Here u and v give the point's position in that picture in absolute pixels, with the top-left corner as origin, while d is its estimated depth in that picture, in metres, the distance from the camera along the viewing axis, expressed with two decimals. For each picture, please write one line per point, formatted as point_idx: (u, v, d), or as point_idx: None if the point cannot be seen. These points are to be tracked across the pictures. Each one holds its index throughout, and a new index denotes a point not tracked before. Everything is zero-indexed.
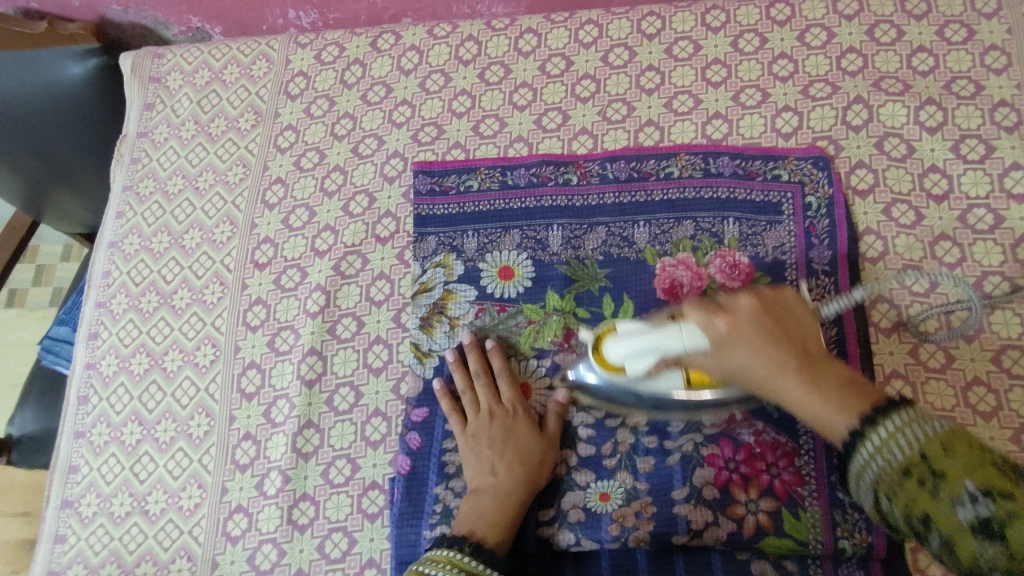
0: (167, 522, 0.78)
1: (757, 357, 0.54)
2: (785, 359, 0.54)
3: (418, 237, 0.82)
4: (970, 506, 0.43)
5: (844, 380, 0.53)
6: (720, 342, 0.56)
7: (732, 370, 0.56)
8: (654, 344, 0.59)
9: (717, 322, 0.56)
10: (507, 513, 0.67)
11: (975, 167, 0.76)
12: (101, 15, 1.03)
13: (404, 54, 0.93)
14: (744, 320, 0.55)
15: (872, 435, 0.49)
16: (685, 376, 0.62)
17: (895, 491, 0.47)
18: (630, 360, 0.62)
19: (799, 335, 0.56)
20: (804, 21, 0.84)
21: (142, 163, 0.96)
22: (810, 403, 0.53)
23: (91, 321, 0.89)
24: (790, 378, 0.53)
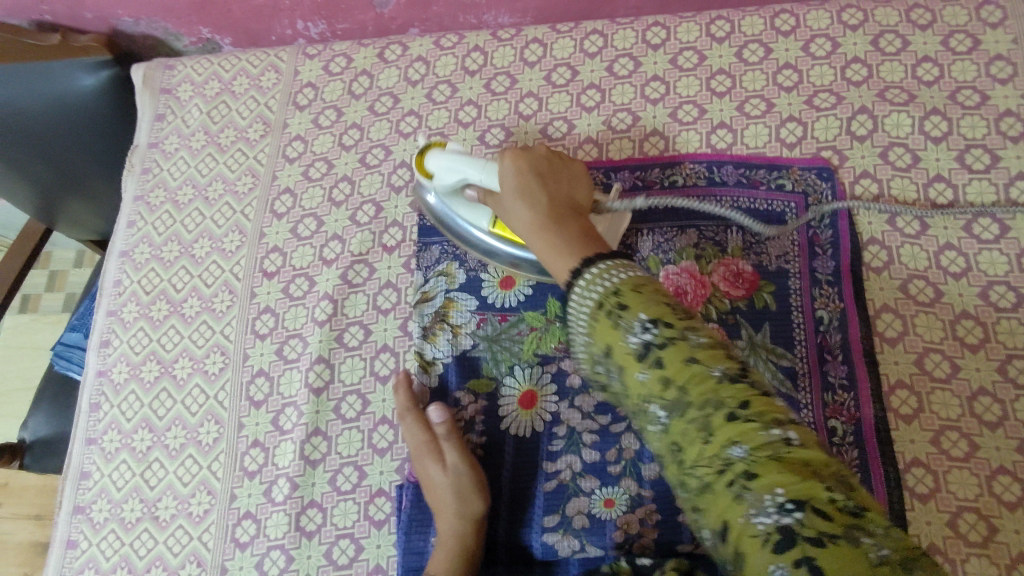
0: (177, 528, 0.79)
1: (518, 198, 0.64)
2: (540, 203, 0.63)
3: (422, 246, 0.84)
4: (640, 334, 0.48)
5: (582, 232, 0.60)
6: (503, 187, 0.66)
7: (509, 219, 0.66)
8: (463, 172, 0.71)
9: (505, 159, 0.67)
10: (455, 548, 0.68)
11: (980, 177, 0.76)
12: (114, 26, 1.04)
13: (411, 65, 0.94)
14: (525, 166, 0.66)
15: (586, 277, 0.53)
16: (493, 222, 0.76)
17: (591, 329, 0.51)
18: (440, 173, 0.73)
19: (563, 198, 0.65)
20: (810, 31, 0.85)
21: (153, 173, 0.97)
22: (547, 244, 0.60)
23: (102, 329, 0.90)
24: (542, 234, 0.61)
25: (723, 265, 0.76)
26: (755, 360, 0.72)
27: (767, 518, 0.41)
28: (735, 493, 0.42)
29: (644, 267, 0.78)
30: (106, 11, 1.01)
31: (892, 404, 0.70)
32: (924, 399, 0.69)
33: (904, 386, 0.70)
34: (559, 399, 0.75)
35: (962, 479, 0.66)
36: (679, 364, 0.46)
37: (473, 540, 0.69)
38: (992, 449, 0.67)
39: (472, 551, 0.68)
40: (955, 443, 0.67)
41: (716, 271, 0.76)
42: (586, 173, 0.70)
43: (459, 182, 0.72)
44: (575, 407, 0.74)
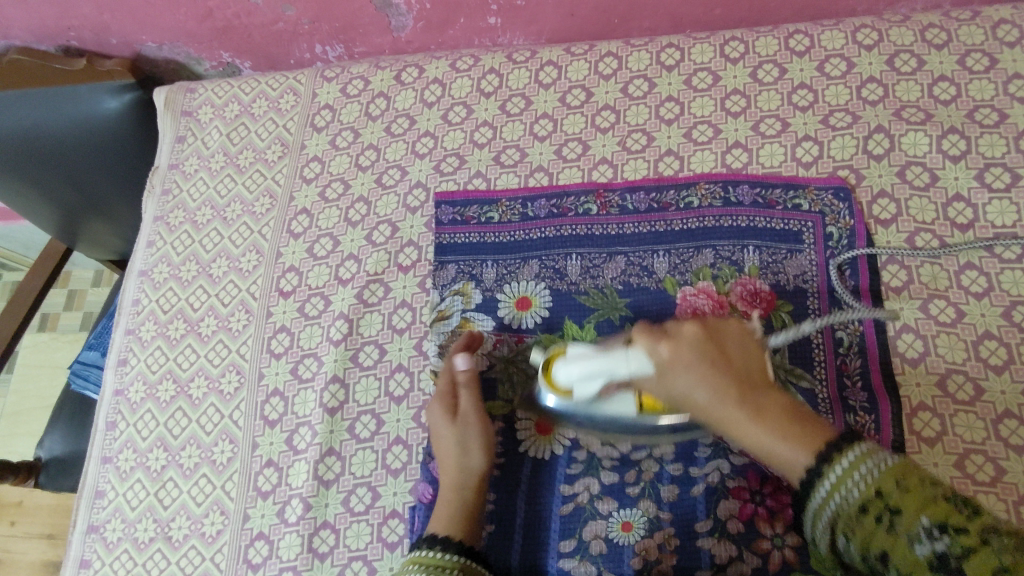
0: (190, 548, 0.78)
1: (702, 386, 0.58)
2: (732, 391, 0.57)
3: (438, 265, 0.84)
4: (923, 540, 0.47)
5: (790, 411, 0.57)
6: (661, 367, 0.59)
7: (677, 402, 0.60)
8: (608, 366, 0.60)
9: (660, 348, 0.59)
10: (448, 501, 0.70)
11: (1001, 196, 0.75)
12: (138, 51, 1.06)
13: (427, 87, 0.95)
14: (686, 346, 0.59)
15: (830, 471, 0.52)
16: (640, 402, 0.64)
17: (852, 530, 0.51)
18: (577, 392, 0.63)
19: (742, 364, 0.59)
20: (824, 52, 0.85)
21: (173, 194, 0.99)
22: (759, 439, 0.56)
23: (120, 348, 0.91)
24: (746, 426, 0.57)
25: (741, 284, 0.76)
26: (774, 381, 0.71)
27: None
28: None
29: (661, 288, 0.77)
30: (131, 37, 1.03)
31: (914, 427, 0.68)
32: (948, 422, 0.68)
33: (926, 409, 0.69)
34: None
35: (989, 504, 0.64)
36: (977, 564, 0.45)
37: (467, 494, 0.71)
38: (1019, 474, 0.65)
39: (465, 503, 0.70)
40: (982, 467, 0.66)
41: (734, 291, 0.76)
42: (739, 322, 0.64)
43: (600, 392, 0.62)
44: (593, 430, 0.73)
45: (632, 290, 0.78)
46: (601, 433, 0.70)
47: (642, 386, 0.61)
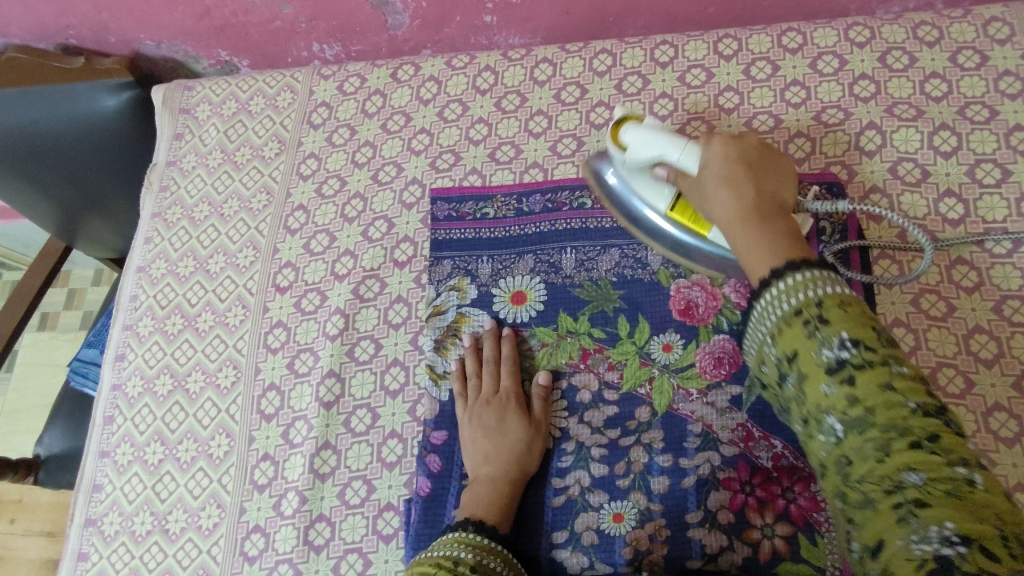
0: (186, 541, 0.79)
1: (725, 189, 0.64)
2: (748, 202, 0.63)
3: (434, 261, 0.84)
4: (836, 352, 0.49)
5: (785, 230, 0.60)
6: (705, 171, 0.67)
7: (706, 206, 0.67)
8: (661, 149, 0.70)
9: (712, 150, 0.67)
10: (500, 493, 0.70)
11: (991, 191, 0.76)
12: (136, 50, 1.07)
13: (423, 84, 0.95)
14: (733, 155, 0.66)
15: (789, 278, 0.53)
16: (674, 204, 0.74)
17: (778, 332, 0.53)
18: (633, 150, 0.72)
19: (772, 194, 0.64)
20: (817, 49, 0.85)
21: (171, 191, 0.99)
22: (743, 234, 0.61)
23: (118, 343, 0.92)
24: (743, 226, 0.61)
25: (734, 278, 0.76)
26: None
27: (925, 545, 0.42)
28: (899, 514, 0.44)
29: (655, 280, 0.78)
30: (129, 35, 1.04)
31: None
32: None
33: None
34: (570, 414, 0.75)
35: None
36: (872, 389, 0.47)
37: (515, 493, 0.71)
38: (1008, 466, 0.66)
39: (512, 501, 0.71)
40: None
41: (728, 284, 0.76)
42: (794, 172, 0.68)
43: (652, 159, 0.71)
44: (585, 422, 0.74)
45: (626, 281, 0.79)
46: (646, 233, 0.79)
47: (684, 183, 0.70)
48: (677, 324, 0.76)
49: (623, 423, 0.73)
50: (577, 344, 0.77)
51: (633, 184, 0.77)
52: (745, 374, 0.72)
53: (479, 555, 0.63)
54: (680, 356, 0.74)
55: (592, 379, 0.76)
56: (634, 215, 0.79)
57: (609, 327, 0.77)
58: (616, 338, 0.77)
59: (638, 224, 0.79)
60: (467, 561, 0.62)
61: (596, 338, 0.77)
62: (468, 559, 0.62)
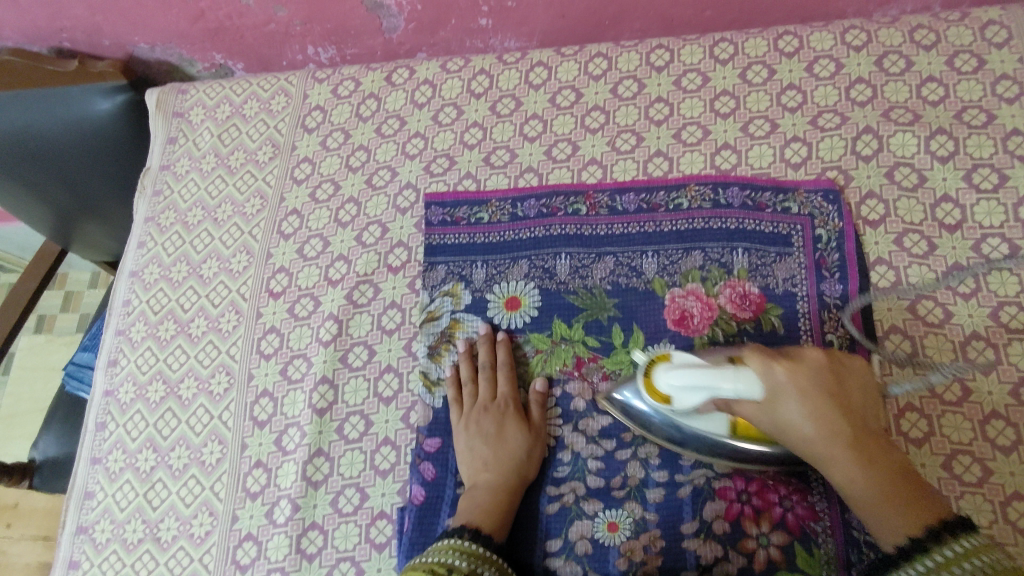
0: (178, 549, 0.78)
1: (812, 422, 0.58)
2: (841, 435, 0.57)
3: (428, 266, 0.84)
4: None
5: (891, 463, 0.58)
6: (774, 389, 0.58)
7: (782, 431, 0.59)
8: (710, 387, 0.60)
9: (776, 371, 0.58)
10: (499, 500, 0.69)
11: (989, 196, 0.75)
12: (130, 53, 1.06)
13: (418, 88, 0.95)
14: (811, 368, 0.59)
15: (935, 552, 0.52)
16: (735, 421, 0.64)
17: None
18: (681, 394, 0.62)
19: (860, 408, 0.60)
20: (813, 53, 0.85)
21: (164, 195, 0.99)
22: (859, 486, 0.57)
23: (110, 348, 0.91)
24: (843, 464, 0.57)
25: (729, 286, 0.76)
26: None
27: None
28: None
29: (650, 289, 0.77)
30: (123, 38, 1.03)
31: (901, 428, 0.68)
32: (935, 422, 0.68)
33: (914, 409, 0.69)
34: (564, 422, 0.74)
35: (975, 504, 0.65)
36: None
37: (513, 501, 0.70)
38: (1006, 475, 0.65)
39: (510, 509, 0.70)
40: (968, 468, 0.66)
41: (723, 293, 0.76)
42: (862, 363, 0.63)
43: (703, 399, 0.61)
44: (579, 430, 0.74)
45: (621, 290, 0.78)
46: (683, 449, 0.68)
47: (745, 408, 0.60)
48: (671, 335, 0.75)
49: (618, 433, 0.73)
50: (572, 352, 0.77)
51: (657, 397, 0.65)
52: None
53: (474, 563, 0.63)
54: None
55: (586, 388, 0.75)
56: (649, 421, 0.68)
57: (604, 335, 0.77)
58: (611, 347, 0.76)
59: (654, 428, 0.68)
60: (461, 570, 0.61)
61: (590, 347, 0.77)
62: (461, 567, 0.62)
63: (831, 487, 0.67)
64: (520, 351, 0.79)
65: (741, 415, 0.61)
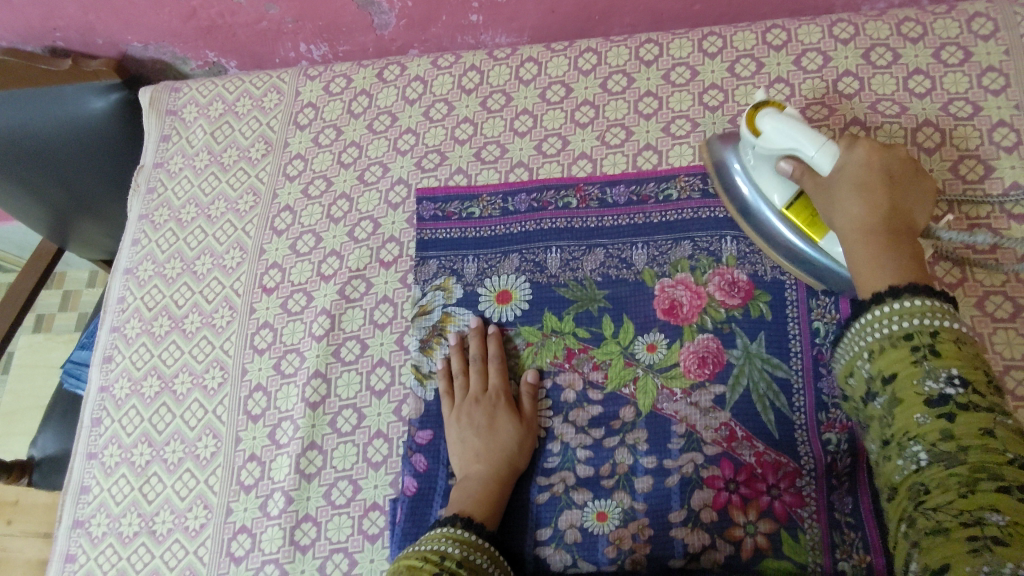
0: (174, 542, 0.79)
1: (854, 192, 0.62)
2: (880, 211, 0.60)
3: (420, 261, 0.85)
4: (940, 383, 0.48)
5: (914, 253, 0.58)
6: (842, 167, 0.63)
7: (828, 208, 0.64)
8: (797, 142, 0.66)
9: (855, 149, 0.63)
10: (490, 490, 0.70)
11: (974, 187, 0.76)
12: (123, 51, 1.07)
13: (409, 85, 0.96)
14: (884, 157, 0.63)
15: (898, 300, 0.53)
16: (791, 202, 0.70)
17: (883, 352, 0.52)
18: (770, 136, 0.68)
19: (912, 208, 0.62)
20: (801, 46, 0.85)
21: (158, 192, 1.00)
22: (858, 246, 0.60)
23: (106, 345, 0.92)
24: (861, 241, 0.60)
25: (718, 275, 0.76)
26: (750, 369, 0.72)
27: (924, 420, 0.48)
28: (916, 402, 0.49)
29: (639, 280, 0.78)
30: (116, 37, 1.04)
31: None
32: None
33: None
34: (554, 414, 0.75)
35: None
36: (971, 431, 0.47)
37: (504, 491, 0.71)
38: None
39: (501, 500, 0.71)
40: None
41: (712, 282, 0.76)
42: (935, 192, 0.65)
43: (784, 151, 0.67)
44: (569, 421, 0.74)
45: (611, 281, 0.79)
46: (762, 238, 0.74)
47: (810, 182, 0.66)
48: (660, 324, 0.76)
49: (607, 422, 0.73)
50: (562, 344, 0.77)
51: (754, 171, 0.73)
52: (728, 373, 0.72)
53: (467, 551, 0.63)
54: (664, 355, 0.74)
55: (576, 379, 0.76)
56: (748, 210, 0.75)
57: (593, 327, 0.77)
58: (601, 338, 0.77)
59: (749, 220, 0.75)
60: (454, 557, 0.62)
61: (581, 338, 0.77)
62: (454, 554, 0.62)
63: (817, 473, 0.68)
64: (510, 343, 0.79)
65: (805, 195, 0.67)
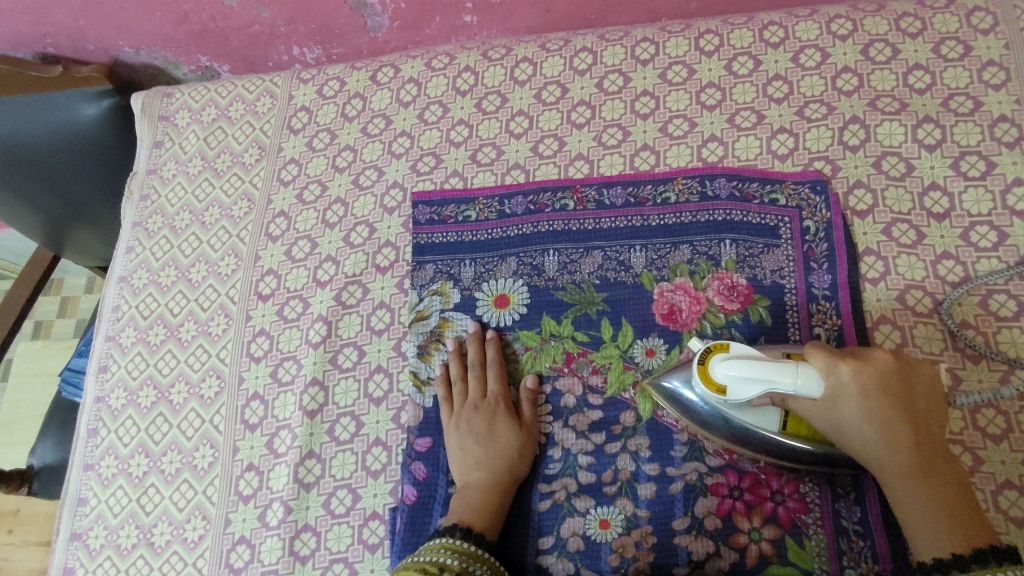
0: (172, 554, 0.78)
1: (865, 420, 0.58)
2: (902, 453, 0.58)
3: (416, 265, 0.84)
4: None
5: (949, 477, 0.57)
6: (838, 393, 0.58)
7: (838, 428, 0.59)
8: (767, 382, 0.58)
9: (841, 372, 0.57)
10: (490, 497, 0.69)
11: (976, 184, 0.75)
12: (115, 57, 1.06)
13: (403, 87, 0.95)
14: (877, 369, 0.58)
15: (959, 572, 0.52)
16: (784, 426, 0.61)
17: None
18: (733, 389, 0.60)
19: (925, 410, 0.59)
20: (799, 43, 0.84)
21: (151, 199, 0.99)
22: (899, 485, 0.58)
23: (101, 354, 0.91)
24: (901, 481, 0.58)
25: (718, 278, 0.75)
26: None
27: None
28: None
29: (638, 283, 0.77)
30: (107, 42, 1.03)
31: None
32: None
33: None
34: (554, 419, 0.74)
35: None
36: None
37: (504, 499, 0.70)
38: (996, 463, 0.65)
39: (502, 507, 0.70)
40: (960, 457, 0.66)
41: (712, 284, 0.75)
42: (935, 373, 0.61)
43: (760, 394, 0.59)
44: (569, 426, 0.74)
45: (610, 284, 0.78)
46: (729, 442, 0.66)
47: (803, 413, 0.59)
48: (660, 328, 0.75)
49: (608, 428, 0.72)
50: (561, 349, 0.77)
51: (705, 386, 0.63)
52: None
53: (465, 562, 0.62)
54: (664, 359, 0.74)
55: (576, 384, 0.75)
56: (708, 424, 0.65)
57: (592, 330, 0.76)
58: (600, 341, 0.76)
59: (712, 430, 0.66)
60: (453, 568, 0.61)
61: (580, 342, 0.76)
62: (454, 565, 0.62)
63: (822, 480, 0.67)
64: (509, 349, 0.79)
65: (796, 413, 0.61)
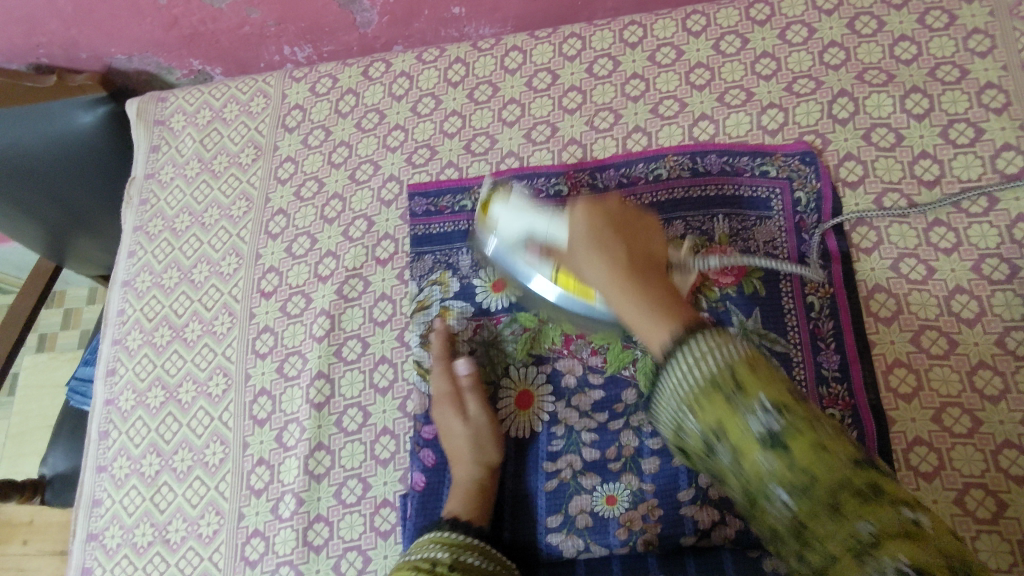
0: (188, 550, 0.79)
1: (593, 258, 0.62)
2: (621, 265, 0.60)
3: (415, 256, 0.84)
4: (762, 418, 0.46)
5: (657, 284, 0.59)
6: (574, 239, 0.65)
7: (582, 267, 0.64)
8: (528, 223, 0.71)
9: (575, 214, 0.66)
10: (475, 489, 0.71)
11: (966, 150, 0.75)
12: (108, 64, 1.07)
13: (395, 81, 0.95)
14: (599, 217, 0.65)
15: (686, 348, 0.50)
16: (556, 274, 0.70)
17: (699, 404, 0.49)
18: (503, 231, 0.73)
19: (643, 250, 0.63)
20: (785, 19, 0.85)
21: (151, 204, 0.99)
22: (639, 316, 0.57)
23: (108, 358, 0.92)
24: (622, 294, 0.59)
25: (711, 254, 0.76)
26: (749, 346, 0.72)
27: (758, 422, 0.46)
28: (731, 406, 0.47)
29: None
30: (100, 50, 1.04)
31: (890, 384, 0.69)
32: (923, 377, 0.69)
33: (901, 365, 0.70)
34: (557, 399, 0.75)
35: (967, 456, 0.66)
36: (808, 454, 0.44)
37: (489, 485, 0.72)
38: (995, 423, 0.66)
39: (489, 496, 0.71)
40: (958, 420, 0.67)
41: None
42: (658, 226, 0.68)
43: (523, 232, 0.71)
44: (572, 406, 0.75)
45: None
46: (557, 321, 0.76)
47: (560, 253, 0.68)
48: None
49: (610, 406, 0.74)
50: (558, 330, 0.77)
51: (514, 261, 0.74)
52: None
53: (457, 553, 0.64)
54: None
55: (576, 365, 0.76)
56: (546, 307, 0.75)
57: None
58: None
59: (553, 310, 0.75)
60: (444, 561, 0.63)
61: None
62: (445, 558, 0.64)
63: None
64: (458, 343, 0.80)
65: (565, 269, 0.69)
